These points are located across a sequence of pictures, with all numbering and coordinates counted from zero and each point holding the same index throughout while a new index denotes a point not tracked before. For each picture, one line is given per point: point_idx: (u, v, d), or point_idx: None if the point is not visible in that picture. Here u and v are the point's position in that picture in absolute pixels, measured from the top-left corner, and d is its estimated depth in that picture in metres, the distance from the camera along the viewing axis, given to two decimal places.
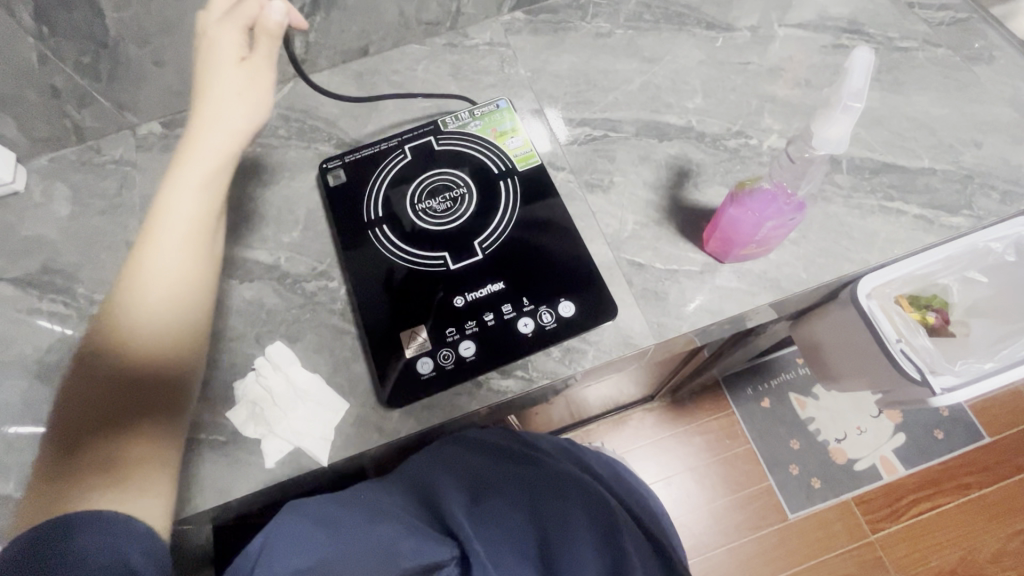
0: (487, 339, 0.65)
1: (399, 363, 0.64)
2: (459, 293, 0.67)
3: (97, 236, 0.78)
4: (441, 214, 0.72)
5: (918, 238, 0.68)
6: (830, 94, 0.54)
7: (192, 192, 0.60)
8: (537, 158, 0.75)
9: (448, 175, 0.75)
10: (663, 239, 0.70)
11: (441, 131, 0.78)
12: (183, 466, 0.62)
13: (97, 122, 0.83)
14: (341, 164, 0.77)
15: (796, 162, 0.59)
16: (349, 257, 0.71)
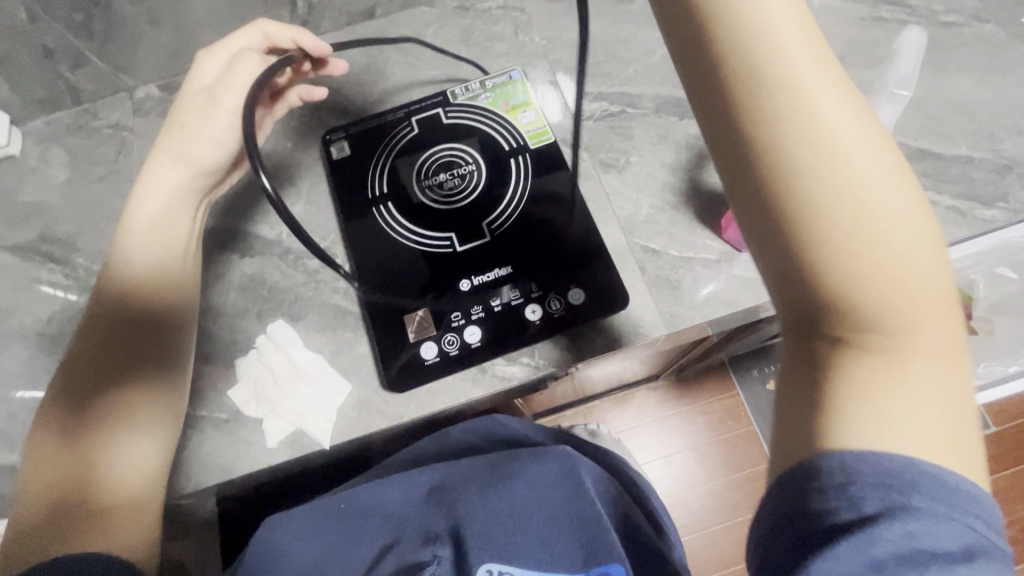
0: (494, 325, 0.63)
1: (403, 347, 0.63)
2: (465, 277, 0.65)
3: (95, 205, 0.76)
4: (448, 193, 0.70)
5: (950, 231, 0.64)
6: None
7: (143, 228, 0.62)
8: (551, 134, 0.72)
9: (457, 150, 0.71)
10: (679, 224, 0.67)
11: (450, 103, 0.74)
12: (185, 442, 0.62)
13: (92, 85, 0.80)
14: (345, 135, 0.74)
15: None
16: (353, 235, 0.69)
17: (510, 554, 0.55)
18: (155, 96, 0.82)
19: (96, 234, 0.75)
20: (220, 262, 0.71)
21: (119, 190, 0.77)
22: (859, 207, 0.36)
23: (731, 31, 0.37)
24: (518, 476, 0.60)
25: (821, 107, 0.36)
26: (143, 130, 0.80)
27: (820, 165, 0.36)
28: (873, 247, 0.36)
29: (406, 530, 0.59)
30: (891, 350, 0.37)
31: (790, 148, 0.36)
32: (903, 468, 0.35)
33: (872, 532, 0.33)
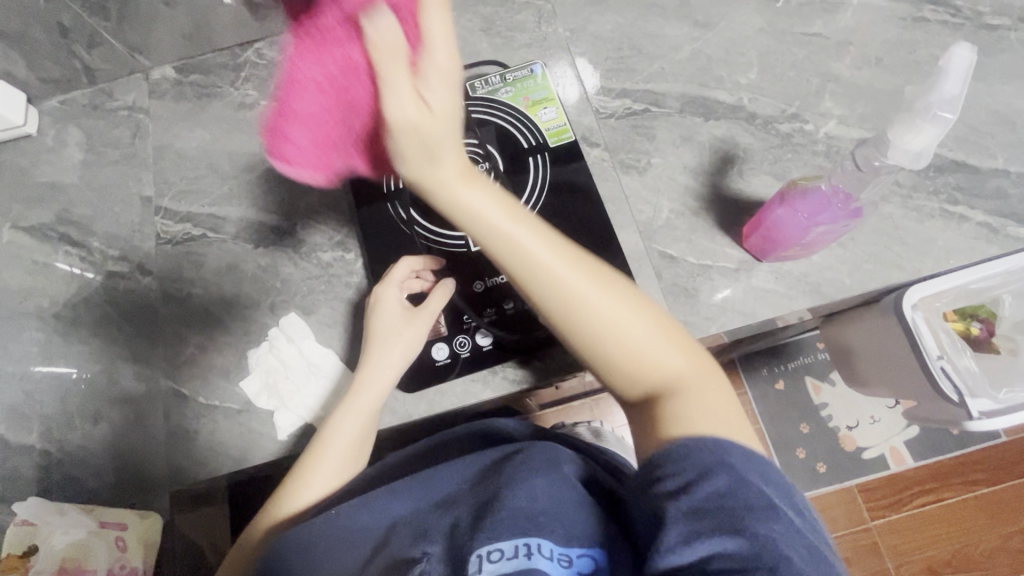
0: (506, 328, 0.62)
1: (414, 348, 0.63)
2: (479, 278, 0.64)
3: (110, 188, 0.76)
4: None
5: (980, 249, 0.62)
6: (914, 100, 0.47)
7: (353, 418, 0.59)
8: (571, 133, 0.70)
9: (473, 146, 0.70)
10: (699, 231, 0.66)
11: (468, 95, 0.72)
12: (201, 431, 0.64)
13: (108, 65, 0.79)
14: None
15: (863, 171, 0.54)
16: (365, 230, 0.68)
17: (497, 531, 0.48)
18: (170, 77, 0.81)
19: (112, 218, 0.75)
20: (236, 252, 0.71)
21: (134, 174, 0.77)
22: (585, 304, 0.46)
23: (477, 225, 0.45)
24: (503, 463, 0.55)
25: (528, 242, 0.45)
26: (157, 112, 0.79)
27: (546, 281, 0.46)
28: (608, 332, 0.47)
29: (398, 528, 0.54)
30: (654, 391, 0.48)
31: (523, 275, 0.46)
32: (710, 442, 0.44)
33: (694, 489, 0.42)
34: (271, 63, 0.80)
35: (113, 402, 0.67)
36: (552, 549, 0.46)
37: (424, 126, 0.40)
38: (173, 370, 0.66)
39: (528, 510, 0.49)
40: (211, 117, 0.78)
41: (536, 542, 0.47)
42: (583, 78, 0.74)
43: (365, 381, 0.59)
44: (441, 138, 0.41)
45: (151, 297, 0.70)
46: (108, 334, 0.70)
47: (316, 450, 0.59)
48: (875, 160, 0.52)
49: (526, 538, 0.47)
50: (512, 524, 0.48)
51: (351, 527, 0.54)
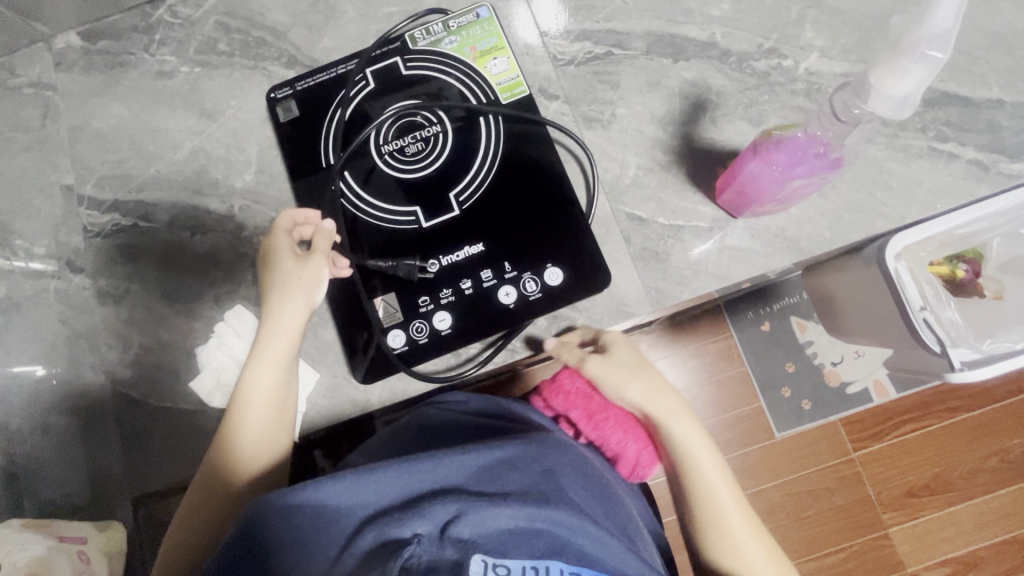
0: (465, 308, 0.59)
1: (368, 333, 0.59)
2: (433, 257, 0.60)
3: (25, 179, 0.69)
4: (410, 160, 0.62)
5: (971, 189, 0.57)
6: (903, 37, 0.41)
7: (270, 365, 0.56)
8: (525, 86, 0.63)
9: (419, 108, 0.63)
10: (669, 189, 0.60)
11: (409, 49, 0.65)
12: (158, 434, 0.61)
13: (3, 35, 0.70)
14: (293, 94, 0.66)
15: (844, 121, 0.48)
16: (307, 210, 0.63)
17: (504, 544, 0.42)
18: (76, 46, 0.71)
19: (32, 211, 0.68)
20: (172, 242, 0.65)
21: (50, 159, 0.69)
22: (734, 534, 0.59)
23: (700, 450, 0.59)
24: (517, 456, 0.49)
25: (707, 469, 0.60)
26: (67, 88, 0.70)
27: (713, 507, 0.60)
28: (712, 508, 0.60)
29: (382, 510, 0.45)
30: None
31: (700, 500, 0.60)
32: None
33: None
34: (188, 21, 0.71)
35: (65, 409, 0.64)
36: (561, 570, 0.42)
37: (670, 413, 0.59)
38: (118, 374, 0.62)
39: (541, 522, 0.44)
40: (127, 89, 0.70)
41: (545, 565, 0.42)
42: (539, 18, 0.66)
43: (273, 326, 0.56)
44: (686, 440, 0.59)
45: (87, 295, 0.65)
46: (50, 337, 0.65)
47: (238, 407, 0.57)
48: (855, 109, 0.47)
49: (536, 561, 0.42)
50: (520, 539, 0.43)
51: (332, 506, 0.46)
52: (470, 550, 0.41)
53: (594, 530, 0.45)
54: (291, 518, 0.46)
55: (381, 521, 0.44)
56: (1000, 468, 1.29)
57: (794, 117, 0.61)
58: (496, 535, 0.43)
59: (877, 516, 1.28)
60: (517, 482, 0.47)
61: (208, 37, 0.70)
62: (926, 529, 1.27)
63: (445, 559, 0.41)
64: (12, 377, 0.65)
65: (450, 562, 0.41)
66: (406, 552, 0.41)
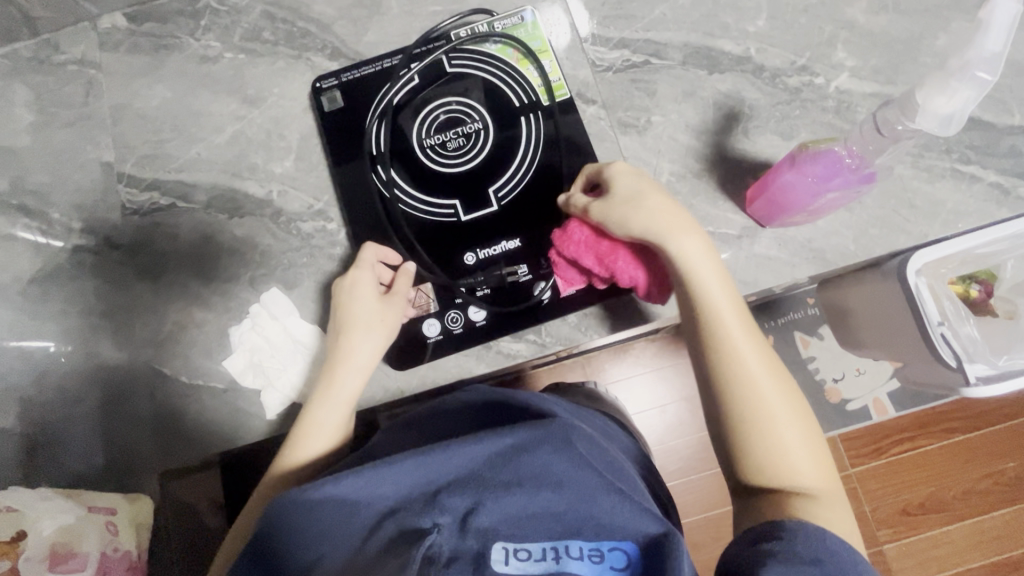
0: (501, 301, 0.60)
1: (405, 321, 0.60)
2: (470, 250, 0.62)
3: (64, 154, 0.70)
4: (452, 154, 0.64)
5: (991, 211, 0.60)
6: (951, 59, 0.44)
7: (340, 404, 0.57)
8: (566, 90, 0.65)
9: (461, 105, 0.65)
10: (700, 196, 0.62)
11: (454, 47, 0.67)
12: (188, 411, 0.62)
13: (50, 13, 0.71)
14: (338, 84, 0.68)
15: (884, 135, 0.50)
16: (346, 197, 0.64)
17: (523, 529, 0.44)
18: (122, 27, 0.73)
19: (71, 186, 0.69)
20: (209, 222, 0.66)
21: (90, 136, 0.70)
22: (748, 370, 0.54)
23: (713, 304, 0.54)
24: (525, 441, 0.47)
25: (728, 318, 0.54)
26: (112, 68, 0.72)
27: (738, 360, 0.54)
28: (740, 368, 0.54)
29: (400, 509, 0.45)
30: (783, 492, 0.52)
31: (723, 365, 0.54)
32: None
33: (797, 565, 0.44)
34: (234, 9, 0.72)
35: (92, 382, 0.64)
36: (581, 548, 0.44)
37: (677, 231, 0.54)
38: (151, 349, 0.63)
39: (557, 505, 0.45)
40: (171, 72, 0.71)
41: (564, 544, 0.44)
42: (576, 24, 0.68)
43: (344, 366, 0.57)
44: (694, 258, 0.54)
45: (122, 271, 0.66)
46: (81, 310, 0.66)
47: (299, 436, 0.58)
48: (897, 125, 0.49)
49: (554, 541, 0.44)
50: (538, 522, 0.44)
51: (348, 500, 0.45)
52: (490, 539, 0.43)
53: (610, 503, 0.45)
54: (307, 518, 0.46)
55: (400, 513, 0.45)
56: (993, 490, 1.31)
57: (823, 132, 0.64)
58: (513, 523, 0.44)
59: (873, 531, 1.30)
60: (532, 466, 0.46)
61: (253, 25, 0.71)
62: (919, 546, 1.29)
63: (467, 550, 0.42)
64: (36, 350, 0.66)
65: (472, 554, 0.42)
66: (426, 542, 0.43)
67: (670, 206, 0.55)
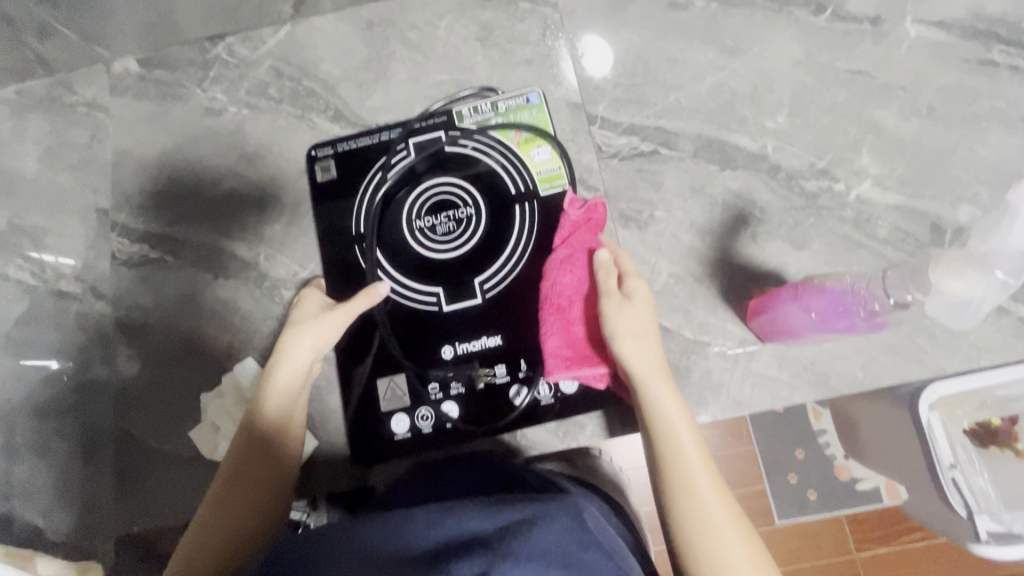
0: (475, 402, 0.57)
1: (374, 413, 0.58)
2: (448, 343, 0.59)
3: (65, 197, 0.70)
4: (442, 239, 0.62)
5: (1019, 349, 0.54)
6: (975, 247, 0.43)
7: (273, 408, 0.55)
8: (565, 180, 0.62)
9: (455, 186, 0.63)
10: (698, 302, 0.59)
11: (455, 124, 0.65)
12: (152, 478, 0.61)
13: (65, 55, 0.71)
14: (333, 153, 0.66)
15: (891, 300, 0.49)
16: (330, 274, 0.63)
17: None
18: (133, 72, 0.73)
19: (66, 231, 0.69)
20: (194, 282, 0.65)
21: (91, 182, 0.70)
22: (706, 509, 0.47)
23: (661, 424, 0.49)
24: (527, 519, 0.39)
25: (681, 435, 0.49)
26: (118, 112, 0.72)
27: (690, 484, 0.48)
28: (688, 489, 0.48)
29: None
30: None
31: (674, 486, 0.48)
32: None
33: None
34: (244, 62, 0.72)
35: (62, 434, 0.64)
36: None
37: (643, 337, 0.51)
38: (123, 409, 0.62)
39: None
40: (174, 122, 0.71)
41: None
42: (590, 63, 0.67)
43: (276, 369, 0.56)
44: (661, 405, 0.50)
45: (104, 323, 0.65)
46: (61, 359, 0.65)
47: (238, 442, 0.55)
48: (909, 295, 0.48)
49: None
50: None
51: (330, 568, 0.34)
52: None
53: None
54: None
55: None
56: None
57: (838, 244, 0.59)
58: None
59: None
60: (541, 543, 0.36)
61: (260, 80, 0.71)
62: None
63: None
64: (35, 368, 0.66)
65: None
66: None
67: (653, 345, 0.52)
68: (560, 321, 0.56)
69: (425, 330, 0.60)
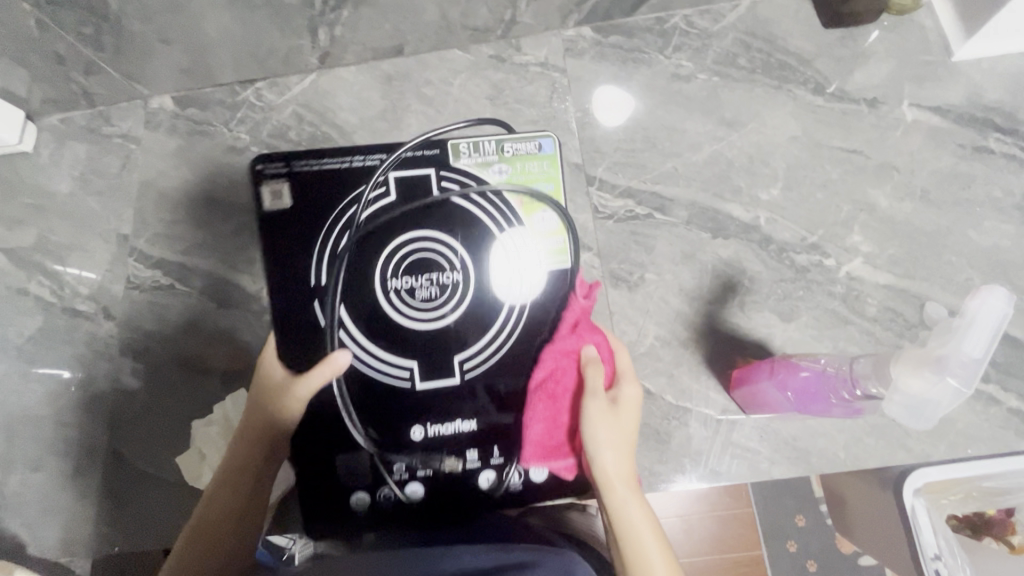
0: (442, 484, 0.57)
1: (337, 484, 0.57)
2: (420, 423, 0.58)
3: (91, 221, 0.74)
4: (418, 303, 0.59)
5: (1008, 441, 0.53)
6: (935, 348, 0.44)
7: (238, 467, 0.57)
8: (570, 256, 0.60)
9: (439, 242, 0.60)
10: (683, 366, 0.59)
11: (447, 164, 0.61)
12: (139, 498, 0.63)
13: (107, 91, 0.77)
14: (287, 175, 0.59)
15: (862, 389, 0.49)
16: (281, 321, 0.58)
17: None
18: (167, 109, 0.78)
19: (87, 252, 0.73)
20: (199, 310, 0.68)
21: (117, 208, 0.75)
22: None
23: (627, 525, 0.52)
24: None
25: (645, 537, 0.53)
26: (150, 145, 0.77)
27: None
28: None
29: None
30: None
31: None
32: None
33: None
34: (269, 106, 0.76)
35: (55, 449, 0.65)
36: None
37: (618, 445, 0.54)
38: (119, 429, 0.65)
39: None
40: (199, 157, 0.75)
41: None
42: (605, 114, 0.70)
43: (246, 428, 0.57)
44: (628, 511, 0.53)
45: (111, 343, 0.68)
46: (65, 375, 0.68)
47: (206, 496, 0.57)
48: (873, 386, 0.48)
49: None
50: None
51: None
52: None
53: None
54: None
55: None
56: None
57: (825, 319, 0.60)
58: None
59: None
60: None
61: (282, 123, 0.75)
62: None
63: None
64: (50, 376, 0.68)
65: None
66: None
67: (627, 451, 0.55)
68: (543, 405, 0.57)
69: (394, 406, 0.58)
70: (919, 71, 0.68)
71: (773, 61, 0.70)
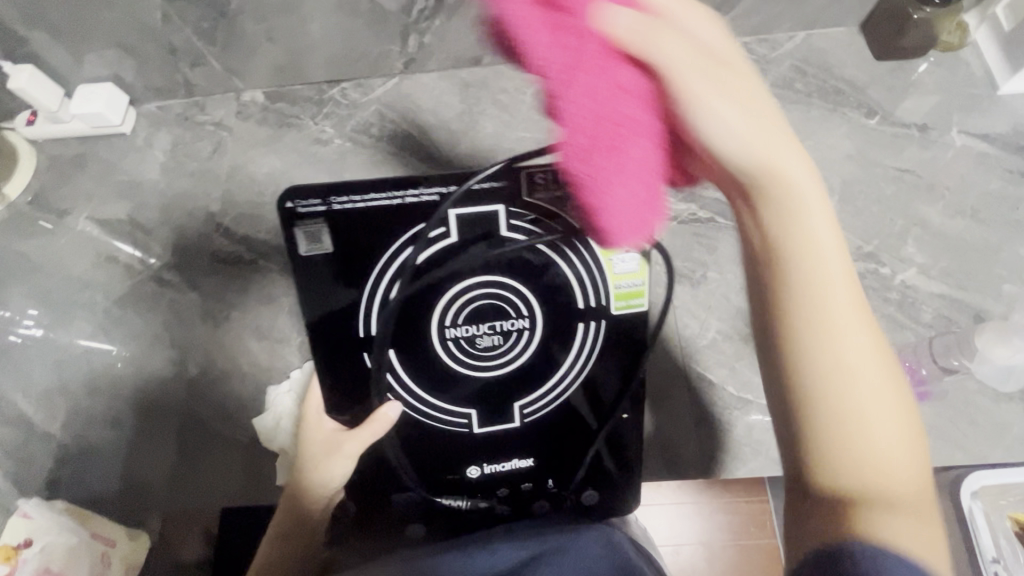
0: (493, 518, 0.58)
1: (389, 508, 0.59)
2: (474, 463, 0.57)
3: (181, 199, 0.80)
4: (478, 354, 0.52)
5: None
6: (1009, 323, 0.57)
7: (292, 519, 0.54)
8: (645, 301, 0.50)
9: (503, 295, 0.50)
10: (744, 360, 0.64)
11: (518, 197, 0.45)
12: (214, 459, 0.65)
13: (206, 83, 0.83)
14: (327, 214, 0.45)
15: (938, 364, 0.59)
16: (328, 370, 0.52)
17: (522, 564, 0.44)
18: (258, 101, 0.84)
19: (175, 226, 0.78)
20: (280, 285, 0.72)
21: (206, 188, 0.80)
22: None
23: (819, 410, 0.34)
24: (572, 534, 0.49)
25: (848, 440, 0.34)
26: (240, 133, 0.82)
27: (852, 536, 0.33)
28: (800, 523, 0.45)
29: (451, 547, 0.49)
30: None
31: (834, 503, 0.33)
32: None
33: None
34: (353, 104, 0.82)
35: (134, 408, 0.68)
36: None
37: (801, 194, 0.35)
38: (198, 392, 0.68)
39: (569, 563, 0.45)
40: (287, 146, 0.81)
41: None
42: None
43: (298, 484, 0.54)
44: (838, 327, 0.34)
45: (194, 311, 0.72)
46: (148, 338, 0.72)
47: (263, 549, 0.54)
48: (954, 360, 0.58)
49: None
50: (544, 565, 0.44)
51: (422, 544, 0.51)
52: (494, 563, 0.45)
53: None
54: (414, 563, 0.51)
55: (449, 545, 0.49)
56: None
57: (881, 323, 0.63)
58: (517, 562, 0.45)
59: None
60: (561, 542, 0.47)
61: (365, 120, 0.81)
62: None
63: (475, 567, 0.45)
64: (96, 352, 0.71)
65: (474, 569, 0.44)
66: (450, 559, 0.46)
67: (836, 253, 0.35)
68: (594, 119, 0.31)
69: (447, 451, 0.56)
70: (966, 101, 0.73)
71: (828, 85, 0.75)
